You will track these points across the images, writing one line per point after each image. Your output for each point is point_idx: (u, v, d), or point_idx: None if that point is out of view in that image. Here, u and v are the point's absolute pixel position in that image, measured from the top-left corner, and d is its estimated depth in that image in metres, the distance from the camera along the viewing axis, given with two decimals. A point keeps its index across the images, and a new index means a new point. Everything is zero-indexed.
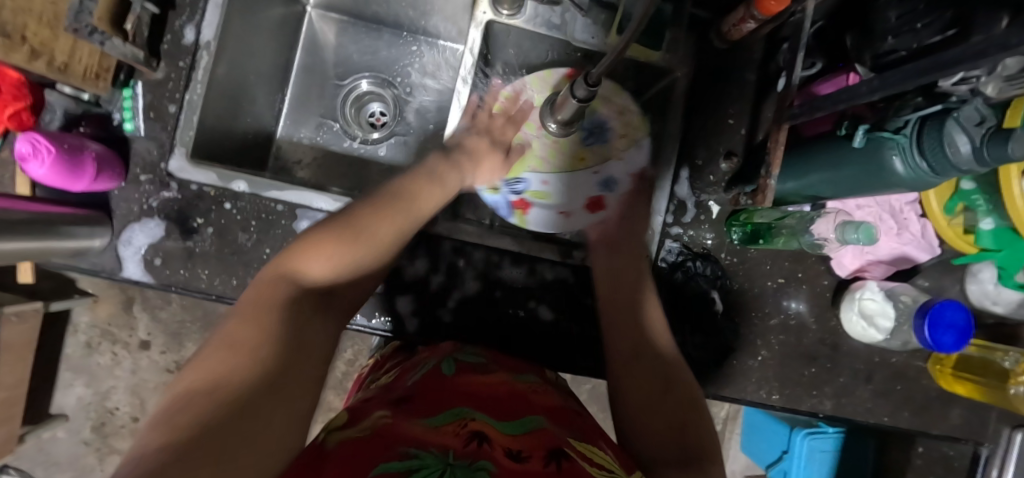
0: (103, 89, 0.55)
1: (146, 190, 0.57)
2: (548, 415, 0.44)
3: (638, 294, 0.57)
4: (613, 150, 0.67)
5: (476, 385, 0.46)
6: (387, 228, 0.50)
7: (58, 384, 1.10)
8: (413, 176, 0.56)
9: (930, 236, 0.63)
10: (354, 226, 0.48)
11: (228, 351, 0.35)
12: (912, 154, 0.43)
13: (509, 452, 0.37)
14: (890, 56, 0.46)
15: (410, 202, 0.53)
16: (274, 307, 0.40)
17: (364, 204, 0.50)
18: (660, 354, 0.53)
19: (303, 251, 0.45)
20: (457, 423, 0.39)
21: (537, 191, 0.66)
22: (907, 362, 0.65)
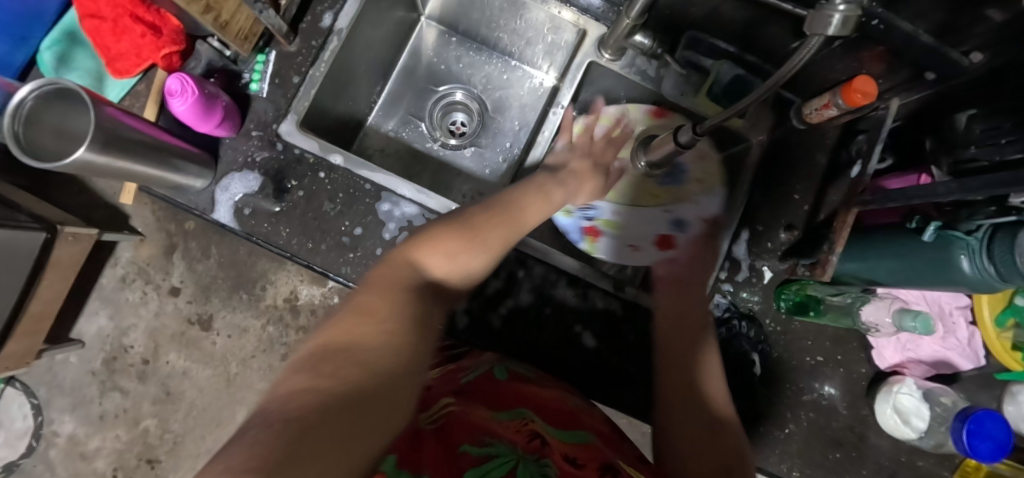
0: (245, 50, 0.61)
1: (253, 145, 0.62)
2: (602, 437, 0.45)
3: (701, 333, 0.55)
4: (687, 194, 0.71)
5: (529, 393, 0.48)
6: (492, 233, 0.49)
7: (84, 311, 1.13)
8: (523, 188, 0.56)
9: (976, 346, 0.64)
10: (467, 229, 0.48)
11: (360, 317, 0.37)
12: (980, 256, 0.46)
13: (568, 457, 0.38)
14: (969, 164, 0.52)
15: (516, 217, 0.52)
16: (403, 288, 0.42)
17: (482, 214, 0.50)
18: (716, 407, 0.49)
19: (419, 245, 0.46)
20: (519, 420, 0.42)
21: (608, 220, 0.70)
22: (933, 469, 0.65)
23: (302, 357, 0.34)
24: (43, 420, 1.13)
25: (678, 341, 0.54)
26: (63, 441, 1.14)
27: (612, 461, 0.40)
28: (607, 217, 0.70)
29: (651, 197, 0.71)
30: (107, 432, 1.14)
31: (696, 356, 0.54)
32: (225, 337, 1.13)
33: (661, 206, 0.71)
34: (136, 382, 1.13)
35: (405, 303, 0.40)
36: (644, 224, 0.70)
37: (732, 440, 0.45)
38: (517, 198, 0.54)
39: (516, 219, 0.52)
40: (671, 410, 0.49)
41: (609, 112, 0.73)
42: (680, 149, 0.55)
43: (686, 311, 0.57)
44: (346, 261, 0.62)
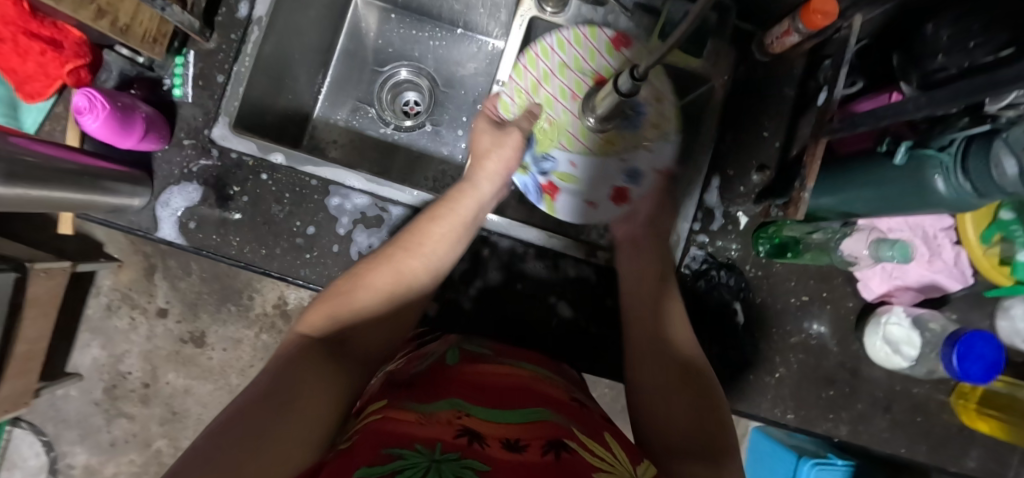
0: (159, 54, 0.57)
1: (187, 155, 0.59)
2: (555, 407, 0.41)
3: (660, 290, 0.55)
4: (643, 139, 0.63)
5: (476, 374, 0.45)
6: (388, 275, 0.49)
7: (76, 344, 1.12)
8: (426, 215, 0.53)
9: (963, 265, 0.62)
10: (357, 285, 0.48)
11: (246, 398, 0.36)
12: (955, 174, 0.43)
13: (506, 444, 0.35)
14: (937, 74, 0.47)
15: (415, 244, 0.51)
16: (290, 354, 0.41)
17: (370, 265, 0.49)
18: (678, 354, 0.51)
19: (307, 316, 0.45)
20: (451, 413, 0.38)
21: (565, 172, 0.63)
22: (929, 395, 0.66)
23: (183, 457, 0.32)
24: (56, 455, 1.14)
25: (640, 306, 0.54)
26: (79, 472, 1.14)
27: (560, 435, 0.37)
28: (564, 170, 0.63)
29: (608, 144, 0.63)
30: (121, 457, 1.15)
31: (660, 311, 0.53)
32: (221, 351, 1.12)
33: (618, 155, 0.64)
34: (140, 406, 1.13)
35: (302, 372, 0.38)
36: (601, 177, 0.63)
37: (705, 385, 0.48)
38: (415, 222, 0.52)
39: (422, 252, 0.51)
40: (638, 364, 0.51)
41: (568, 35, 0.63)
42: (625, 98, 0.49)
43: (643, 263, 0.57)
44: (304, 263, 0.59)
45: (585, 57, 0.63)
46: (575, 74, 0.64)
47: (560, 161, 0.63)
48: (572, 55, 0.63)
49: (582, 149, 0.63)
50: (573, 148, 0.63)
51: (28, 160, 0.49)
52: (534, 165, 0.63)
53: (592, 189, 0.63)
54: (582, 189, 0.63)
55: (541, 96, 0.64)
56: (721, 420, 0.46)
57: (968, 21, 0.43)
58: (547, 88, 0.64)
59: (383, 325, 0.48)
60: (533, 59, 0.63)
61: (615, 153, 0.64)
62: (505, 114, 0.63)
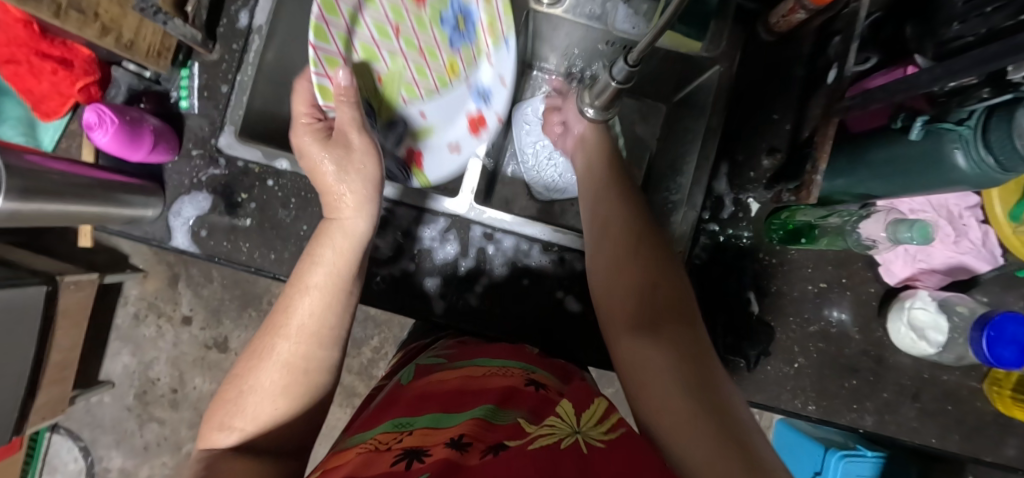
0: (164, 67, 0.59)
1: (196, 165, 0.61)
2: (505, 401, 0.41)
3: (612, 190, 0.52)
4: (479, 46, 0.59)
5: (427, 386, 0.45)
6: (270, 370, 0.42)
7: (106, 352, 1.15)
8: (293, 279, 0.45)
9: (991, 245, 0.59)
10: (240, 391, 0.42)
11: None
12: (976, 147, 0.41)
13: (450, 446, 0.35)
14: (954, 43, 0.44)
15: (286, 321, 0.43)
16: None
17: (246, 357, 0.43)
18: (661, 307, 0.44)
19: (204, 432, 0.42)
20: (394, 436, 0.38)
21: (419, 130, 0.63)
22: (960, 382, 0.63)
23: None
24: (93, 459, 1.18)
25: (597, 202, 0.52)
26: (115, 475, 1.19)
27: (505, 435, 0.36)
28: (420, 126, 0.63)
29: (450, 74, 0.61)
30: (154, 460, 1.18)
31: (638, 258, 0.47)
32: None
33: (465, 78, 0.61)
34: (170, 411, 1.17)
35: None
36: (450, 109, 0.63)
37: (660, 265, 0.47)
38: (287, 295, 0.44)
39: (293, 328, 0.43)
40: (597, 253, 0.50)
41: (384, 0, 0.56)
42: (621, 87, 0.45)
43: (617, 212, 0.50)
44: None
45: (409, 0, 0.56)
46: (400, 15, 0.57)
47: (412, 118, 0.63)
48: (382, 20, 0.57)
49: (427, 93, 0.62)
50: (417, 97, 0.62)
51: (49, 178, 0.51)
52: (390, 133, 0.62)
53: (455, 130, 0.62)
54: (457, 127, 0.62)
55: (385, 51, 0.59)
56: (679, 291, 0.46)
57: None
58: (388, 46, 0.58)
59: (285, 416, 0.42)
60: (359, 19, 0.56)
61: (462, 78, 0.62)
62: (324, 103, 0.51)
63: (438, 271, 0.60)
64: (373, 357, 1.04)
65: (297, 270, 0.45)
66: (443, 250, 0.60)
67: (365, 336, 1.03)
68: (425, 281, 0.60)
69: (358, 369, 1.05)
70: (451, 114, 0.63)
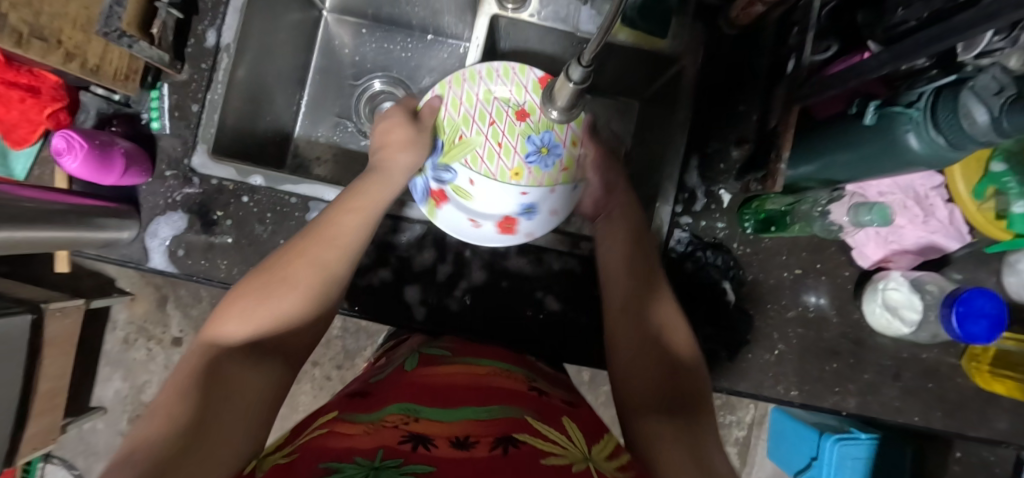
0: (132, 89, 0.58)
1: (170, 185, 0.61)
2: (507, 402, 0.40)
3: (631, 266, 0.55)
4: (554, 178, 0.53)
5: (436, 378, 0.44)
6: (303, 266, 0.48)
7: (98, 378, 1.15)
8: (336, 204, 0.52)
9: (959, 223, 0.60)
10: (269, 286, 0.47)
11: (159, 420, 0.36)
12: (927, 129, 0.41)
13: (455, 442, 0.34)
14: (900, 28, 0.44)
15: (332, 233, 0.50)
16: (191, 380, 0.40)
17: (277, 258, 0.49)
18: (675, 386, 0.48)
19: (212, 319, 0.45)
20: (399, 419, 0.37)
21: (458, 188, 0.52)
22: (940, 359, 0.64)
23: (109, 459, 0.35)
24: None
25: (616, 284, 0.55)
26: None
27: (512, 430, 0.36)
28: (461, 185, 0.52)
29: (513, 174, 0.52)
30: None
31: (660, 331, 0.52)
32: None
33: (520, 186, 0.52)
34: None
35: (227, 377, 0.41)
36: (492, 198, 0.52)
37: (677, 363, 0.50)
38: (333, 211, 0.51)
39: (338, 242, 0.50)
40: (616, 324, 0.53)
41: (498, 65, 0.55)
42: (579, 87, 0.45)
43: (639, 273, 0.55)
44: None
45: (512, 91, 0.55)
46: (502, 101, 0.54)
47: (458, 175, 0.52)
48: (484, 110, 0.54)
49: (485, 168, 0.52)
50: (475, 166, 0.52)
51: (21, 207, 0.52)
52: (431, 171, 0.54)
53: (488, 212, 0.53)
54: (489, 221, 0.53)
55: (462, 113, 0.55)
56: (688, 374, 0.50)
57: None
58: (470, 109, 0.54)
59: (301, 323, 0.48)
60: (461, 78, 0.55)
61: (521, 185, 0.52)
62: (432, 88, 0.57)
63: (417, 278, 0.60)
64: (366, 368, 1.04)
65: (343, 194, 0.53)
66: (421, 256, 0.61)
67: (357, 348, 1.03)
68: (404, 289, 0.60)
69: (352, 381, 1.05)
70: (495, 202, 0.52)
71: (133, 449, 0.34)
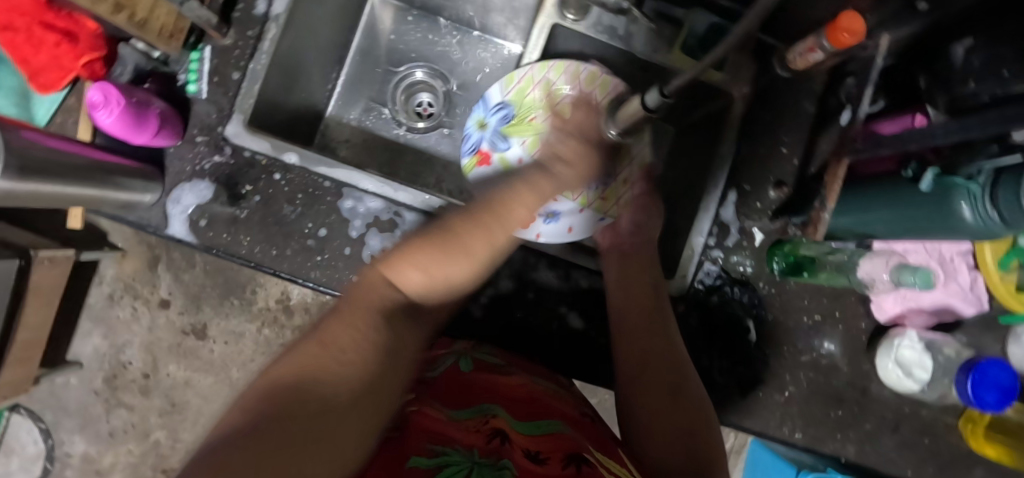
0: (175, 49, 0.57)
1: (200, 151, 0.59)
2: (569, 421, 0.40)
3: (655, 305, 0.52)
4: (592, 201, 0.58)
5: (495, 385, 0.43)
6: (482, 243, 0.38)
7: (77, 332, 1.11)
8: (515, 180, 0.42)
9: (979, 290, 0.62)
10: (453, 239, 0.37)
11: (320, 346, 0.33)
12: (982, 202, 0.42)
13: (529, 454, 0.34)
14: (969, 101, 0.45)
15: (505, 220, 0.39)
16: (374, 313, 0.36)
17: (462, 217, 0.38)
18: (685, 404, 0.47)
19: (391, 258, 0.38)
20: (478, 419, 0.37)
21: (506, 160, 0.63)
22: (938, 417, 0.66)
23: (248, 390, 0.30)
24: (54, 443, 1.13)
25: (629, 323, 0.51)
26: (77, 460, 1.14)
27: (583, 449, 0.36)
28: (507, 158, 0.63)
29: None
30: (119, 447, 1.14)
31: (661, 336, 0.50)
32: (223, 344, 1.11)
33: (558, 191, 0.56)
34: (140, 397, 1.12)
35: (395, 341, 0.36)
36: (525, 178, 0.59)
37: (698, 409, 0.47)
38: (522, 188, 0.41)
39: (517, 216, 0.40)
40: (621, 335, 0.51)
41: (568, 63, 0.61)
42: (649, 115, 0.45)
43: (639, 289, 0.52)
44: (314, 264, 0.59)
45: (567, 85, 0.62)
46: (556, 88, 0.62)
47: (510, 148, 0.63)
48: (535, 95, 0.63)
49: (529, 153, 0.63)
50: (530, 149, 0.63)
51: (43, 158, 0.49)
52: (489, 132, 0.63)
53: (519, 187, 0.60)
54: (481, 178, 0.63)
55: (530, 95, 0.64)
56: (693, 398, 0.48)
57: (1001, 48, 0.42)
58: (535, 92, 0.64)
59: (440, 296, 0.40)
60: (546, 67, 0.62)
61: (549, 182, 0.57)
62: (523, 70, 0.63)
63: None
64: None
65: (527, 168, 0.44)
66: None
67: None
68: None
69: None
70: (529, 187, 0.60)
71: (278, 378, 0.30)
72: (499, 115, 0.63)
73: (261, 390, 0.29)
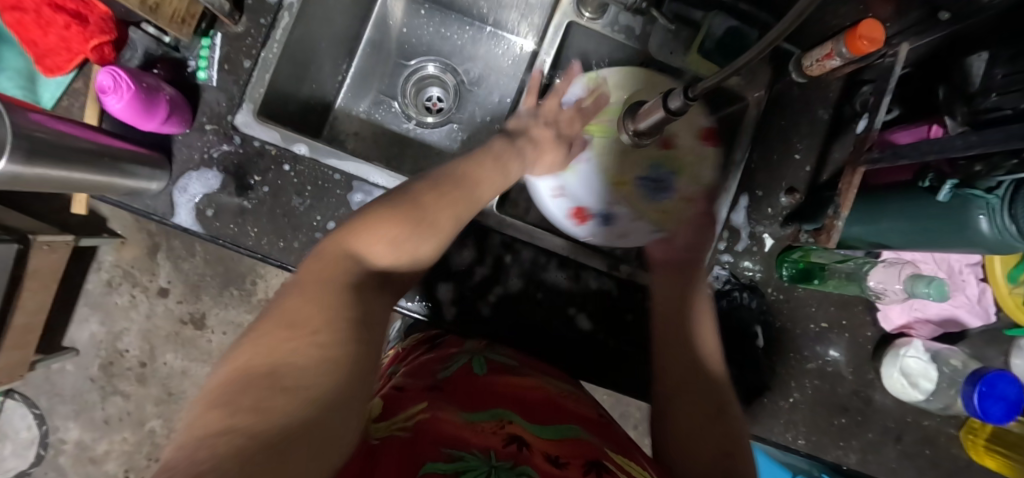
0: (186, 35, 0.56)
1: (208, 140, 0.58)
2: (587, 425, 0.40)
3: (685, 306, 0.53)
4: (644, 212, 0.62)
5: (511, 386, 0.42)
6: (448, 216, 0.45)
7: (74, 318, 1.10)
8: (473, 157, 0.51)
9: (986, 302, 0.62)
10: (416, 204, 0.43)
11: (286, 330, 0.32)
12: (1000, 215, 0.42)
13: (548, 457, 0.34)
14: (989, 114, 0.46)
15: (468, 191, 0.48)
16: (338, 287, 0.36)
17: (423, 183, 0.46)
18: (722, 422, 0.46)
19: (353, 234, 0.40)
20: (495, 422, 0.37)
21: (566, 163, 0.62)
22: (940, 428, 0.66)
23: (215, 381, 0.30)
24: (48, 429, 1.12)
25: (663, 324, 0.53)
26: (71, 447, 1.13)
27: (601, 454, 0.35)
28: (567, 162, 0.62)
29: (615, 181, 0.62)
30: (113, 435, 1.13)
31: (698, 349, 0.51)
32: (221, 334, 1.10)
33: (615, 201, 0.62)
34: (136, 385, 1.12)
35: (364, 307, 0.37)
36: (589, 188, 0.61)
37: (725, 412, 0.47)
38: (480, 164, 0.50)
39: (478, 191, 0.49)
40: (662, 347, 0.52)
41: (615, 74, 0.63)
42: (670, 117, 0.45)
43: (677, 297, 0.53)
44: None
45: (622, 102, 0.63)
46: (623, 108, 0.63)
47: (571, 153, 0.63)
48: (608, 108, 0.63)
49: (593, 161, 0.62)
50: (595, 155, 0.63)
51: (49, 142, 0.48)
52: None
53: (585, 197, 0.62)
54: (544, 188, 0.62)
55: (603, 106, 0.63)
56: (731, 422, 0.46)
57: None
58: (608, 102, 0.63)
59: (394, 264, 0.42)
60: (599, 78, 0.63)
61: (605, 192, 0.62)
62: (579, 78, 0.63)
63: (451, 276, 0.59)
64: None
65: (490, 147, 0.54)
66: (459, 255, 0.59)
67: None
68: (437, 285, 0.59)
69: None
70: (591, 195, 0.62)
71: (246, 368, 0.30)
72: (564, 114, 0.63)
73: (226, 377, 0.30)
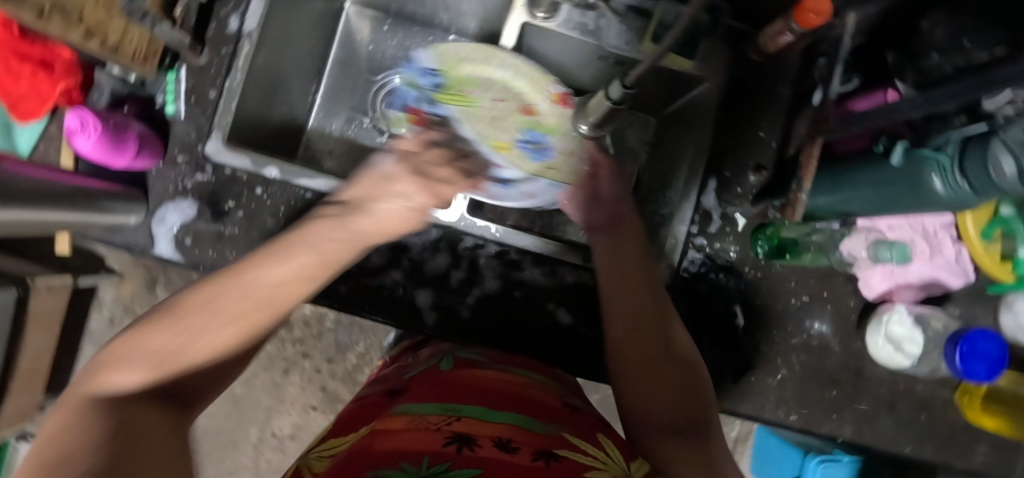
0: (149, 71, 0.59)
1: (181, 171, 0.59)
2: (547, 412, 0.40)
3: (641, 278, 0.50)
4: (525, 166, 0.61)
5: (472, 382, 0.43)
6: (224, 308, 0.40)
7: (79, 357, 1.12)
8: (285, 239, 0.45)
9: (964, 262, 0.62)
10: (176, 310, 0.40)
11: (33, 468, 0.29)
12: (952, 172, 0.42)
13: (498, 445, 0.34)
14: (933, 72, 0.45)
15: (247, 276, 0.41)
16: (91, 416, 0.33)
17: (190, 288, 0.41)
18: (679, 363, 0.49)
19: (103, 369, 0.37)
20: (444, 417, 0.37)
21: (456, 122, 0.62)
22: (933, 392, 0.66)
23: None
24: None
25: (618, 297, 0.50)
26: None
27: (552, 444, 0.36)
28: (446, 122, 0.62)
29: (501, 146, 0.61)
30: None
31: (651, 299, 0.50)
32: None
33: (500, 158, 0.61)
34: None
35: (129, 420, 0.34)
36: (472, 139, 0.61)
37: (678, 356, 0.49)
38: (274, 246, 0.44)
39: (264, 265, 0.42)
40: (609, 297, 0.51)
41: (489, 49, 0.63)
42: (616, 106, 0.46)
43: (627, 251, 0.51)
44: None
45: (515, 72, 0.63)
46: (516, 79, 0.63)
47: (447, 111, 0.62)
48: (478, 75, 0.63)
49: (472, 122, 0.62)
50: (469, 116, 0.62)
51: (28, 186, 0.50)
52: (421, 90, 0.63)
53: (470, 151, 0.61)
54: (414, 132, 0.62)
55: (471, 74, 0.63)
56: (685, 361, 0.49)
57: (962, 19, 0.42)
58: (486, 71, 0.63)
59: (186, 370, 0.40)
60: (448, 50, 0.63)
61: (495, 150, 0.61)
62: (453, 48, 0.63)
63: (429, 281, 0.60)
64: (359, 363, 1.06)
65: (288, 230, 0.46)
66: (434, 261, 0.60)
67: (349, 342, 1.06)
68: (415, 292, 0.60)
69: (342, 375, 1.07)
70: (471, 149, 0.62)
71: None
72: (429, 81, 0.63)
73: None
